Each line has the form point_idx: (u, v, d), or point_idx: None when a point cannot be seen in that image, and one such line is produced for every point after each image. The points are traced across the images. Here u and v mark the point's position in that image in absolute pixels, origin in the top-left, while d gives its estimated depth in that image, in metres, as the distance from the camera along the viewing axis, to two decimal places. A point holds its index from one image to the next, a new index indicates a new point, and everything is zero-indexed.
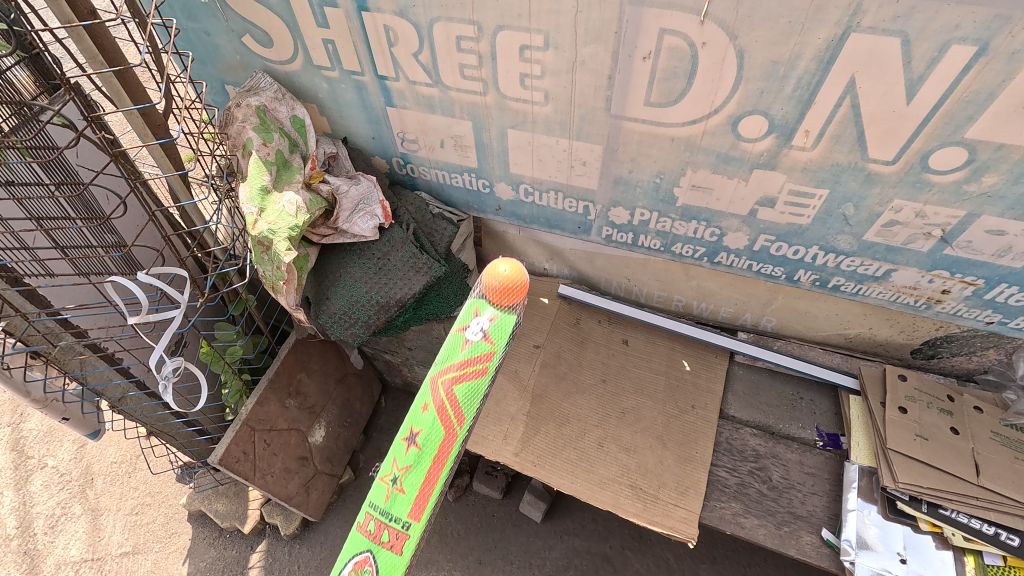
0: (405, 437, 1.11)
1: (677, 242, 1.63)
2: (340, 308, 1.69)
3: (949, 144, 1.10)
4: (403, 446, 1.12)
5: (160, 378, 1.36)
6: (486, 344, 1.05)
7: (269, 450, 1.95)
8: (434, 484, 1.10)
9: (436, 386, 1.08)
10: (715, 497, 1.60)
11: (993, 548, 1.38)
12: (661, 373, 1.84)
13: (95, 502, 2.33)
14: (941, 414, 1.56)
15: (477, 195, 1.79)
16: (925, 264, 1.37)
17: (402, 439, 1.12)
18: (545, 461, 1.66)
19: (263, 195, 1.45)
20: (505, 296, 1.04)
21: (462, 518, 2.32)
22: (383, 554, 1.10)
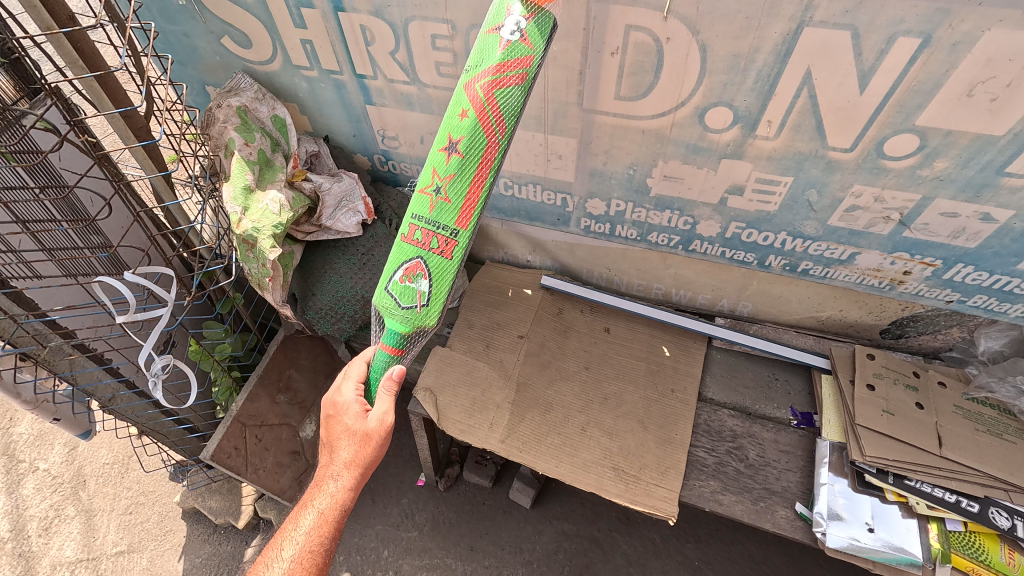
0: (445, 145, 1.26)
1: (653, 232, 1.69)
2: (326, 303, 1.72)
3: (901, 131, 1.15)
4: (443, 153, 1.26)
5: (150, 375, 1.38)
6: (523, 45, 1.14)
7: (261, 446, 1.99)
8: (478, 190, 1.26)
9: (470, 88, 1.20)
10: (694, 476, 1.66)
11: (954, 515, 1.46)
12: (642, 359, 1.89)
13: (88, 504, 2.35)
14: (907, 390, 1.64)
15: None
16: (886, 247, 1.44)
17: (443, 152, 1.27)
18: (531, 447, 1.71)
19: (246, 194, 1.48)
20: None
21: (453, 507, 2.37)
22: (432, 257, 1.30)
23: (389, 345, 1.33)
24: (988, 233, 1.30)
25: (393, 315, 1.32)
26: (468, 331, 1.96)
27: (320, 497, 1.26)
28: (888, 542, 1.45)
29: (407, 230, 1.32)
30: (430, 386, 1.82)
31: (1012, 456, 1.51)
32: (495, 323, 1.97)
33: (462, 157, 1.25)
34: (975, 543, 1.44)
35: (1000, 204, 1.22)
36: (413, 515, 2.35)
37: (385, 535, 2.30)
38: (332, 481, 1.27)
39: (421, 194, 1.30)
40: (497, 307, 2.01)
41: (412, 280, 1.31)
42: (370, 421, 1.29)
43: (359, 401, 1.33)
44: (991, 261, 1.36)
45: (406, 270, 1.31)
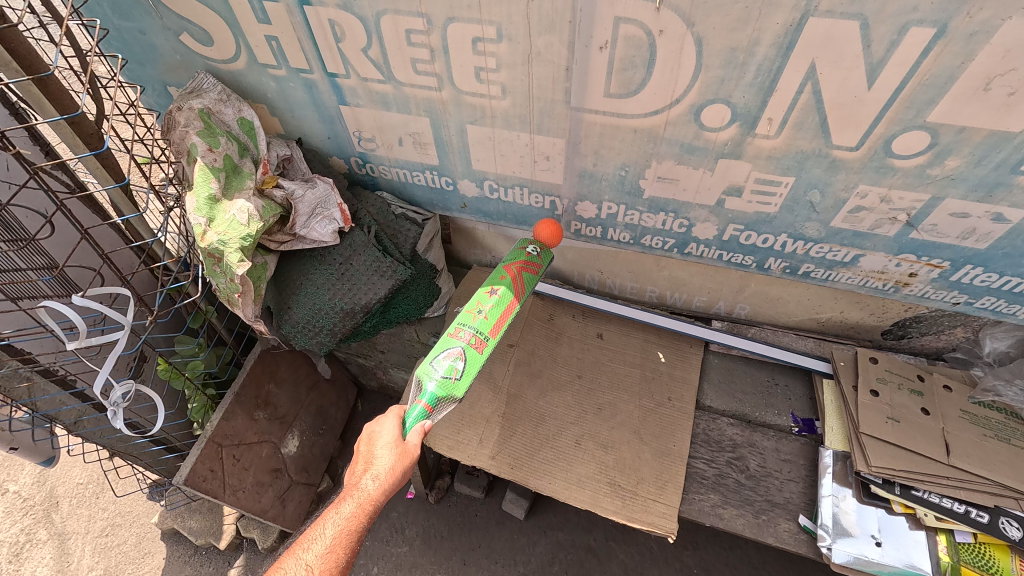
0: (488, 291, 1.40)
1: (646, 235, 1.60)
2: (303, 317, 1.63)
3: (911, 128, 1.08)
4: (488, 295, 1.38)
5: (109, 404, 1.30)
6: (537, 259, 1.47)
7: (240, 466, 1.89)
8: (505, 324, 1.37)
9: (510, 267, 1.44)
10: (693, 489, 1.59)
11: (963, 527, 1.39)
12: (637, 365, 1.81)
13: (62, 527, 2.24)
14: (912, 395, 1.58)
15: (441, 193, 1.73)
16: (892, 248, 1.37)
17: (483, 291, 1.39)
18: (522, 463, 1.63)
19: (211, 204, 1.38)
20: (549, 237, 1.49)
21: (444, 519, 2.29)
22: (469, 348, 1.29)
23: (425, 402, 1.25)
24: (999, 234, 1.23)
25: (428, 386, 1.25)
26: None
27: (360, 486, 1.13)
28: (896, 557, 1.40)
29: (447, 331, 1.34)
30: None
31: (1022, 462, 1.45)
32: None
33: (501, 305, 1.37)
34: (984, 554, 1.39)
35: (1013, 204, 1.15)
36: (403, 529, 2.27)
37: (374, 551, 2.23)
38: (370, 478, 1.14)
39: (466, 309, 1.36)
40: None
41: (449, 363, 1.27)
42: (411, 438, 1.21)
43: (398, 425, 1.24)
44: (1001, 263, 1.30)
45: (444, 354, 1.28)
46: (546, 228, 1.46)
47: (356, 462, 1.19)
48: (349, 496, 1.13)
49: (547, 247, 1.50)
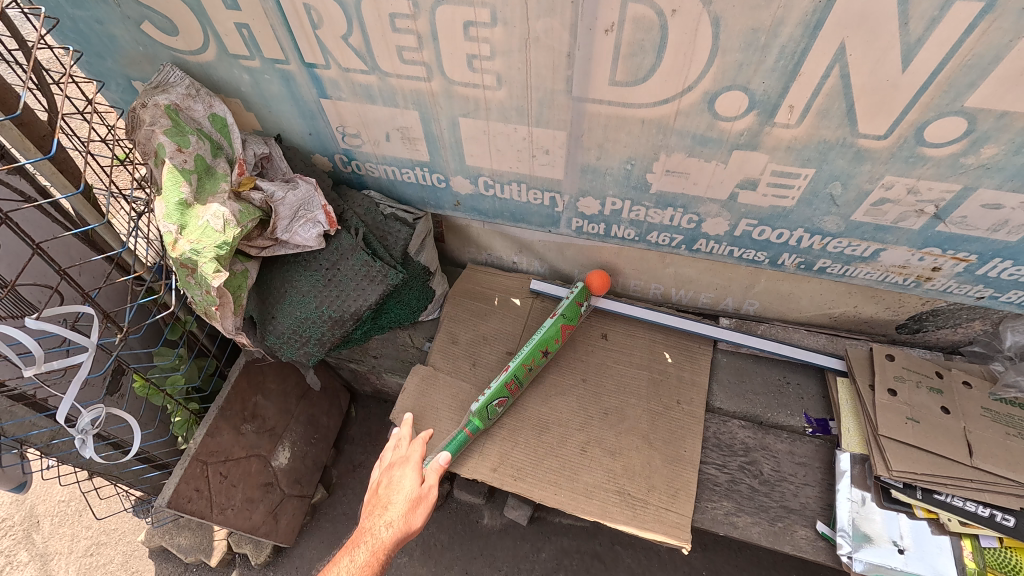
0: (541, 349, 1.62)
1: (652, 231, 1.51)
2: (288, 327, 1.52)
3: (946, 114, 0.99)
4: (541, 354, 1.61)
5: (76, 432, 1.23)
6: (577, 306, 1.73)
7: (227, 483, 1.79)
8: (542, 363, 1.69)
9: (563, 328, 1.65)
10: (706, 497, 1.52)
11: (989, 531, 1.33)
12: (643, 368, 1.73)
13: (43, 547, 2.14)
14: (931, 393, 1.50)
15: (432, 191, 1.62)
16: (916, 242, 1.28)
17: (539, 347, 1.61)
18: (526, 474, 1.54)
19: (182, 210, 1.26)
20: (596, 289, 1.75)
21: (445, 528, 2.22)
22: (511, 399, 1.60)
23: (467, 431, 1.53)
24: None
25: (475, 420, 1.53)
26: (451, 346, 1.78)
27: (381, 527, 1.31)
28: (920, 566, 1.34)
29: (503, 379, 1.56)
30: (411, 411, 1.65)
31: None
32: (481, 337, 1.80)
33: (541, 362, 1.64)
34: (1011, 558, 1.32)
35: None
36: (402, 538, 2.20)
37: None
38: (384, 527, 1.31)
39: (523, 363, 1.58)
40: (482, 317, 1.83)
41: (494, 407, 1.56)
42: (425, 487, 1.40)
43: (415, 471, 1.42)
44: None
45: (497, 403, 1.55)
46: (598, 281, 1.73)
47: (374, 501, 1.39)
48: (363, 544, 1.29)
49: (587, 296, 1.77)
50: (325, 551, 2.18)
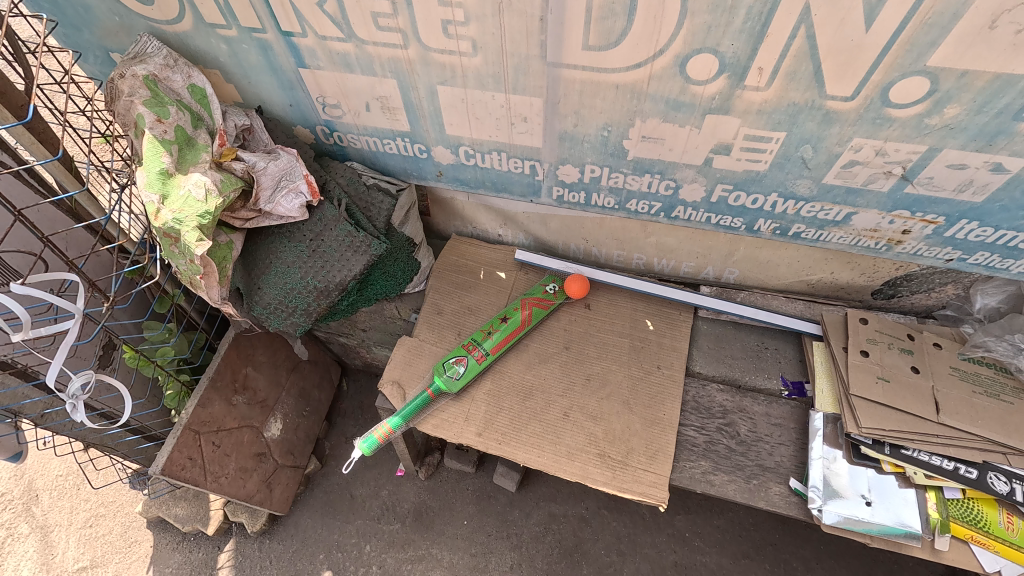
0: (501, 317, 1.73)
1: (631, 199, 1.53)
2: (274, 297, 1.55)
3: (910, 73, 1.01)
4: (500, 321, 1.72)
5: (68, 396, 1.25)
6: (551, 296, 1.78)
7: (220, 452, 1.84)
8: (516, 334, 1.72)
9: (526, 302, 1.75)
10: (684, 457, 1.56)
11: (953, 483, 1.39)
12: (625, 335, 1.76)
13: (43, 519, 2.19)
14: (902, 354, 1.55)
15: (414, 161, 1.63)
16: (885, 205, 1.32)
17: (499, 316, 1.74)
18: (510, 438, 1.59)
19: (164, 179, 1.28)
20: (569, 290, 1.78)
21: (436, 496, 2.28)
22: (472, 358, 1.65)
23: (430, 391, 1.63)
24: (997, 185, 1.18)
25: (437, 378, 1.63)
26: (436, 317, 1.81)
27: None
28: (887, 516, 1.39)
29: (461, 343, 1.71)
30: (397, 379, 1.69)
31: (1010, 417, 1.43)
32: (466, 308, 1.83)
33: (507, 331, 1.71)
34: (972, 507, 1.39)
35: (1014, 152, 1.10)
36: (394, 506, 2.26)
37: (366, 530, 2.21)
38: None
39: (481, 329, 1.72)
40: (466, 289, 1.86)
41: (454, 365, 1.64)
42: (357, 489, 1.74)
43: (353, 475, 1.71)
44: (998, 216, 1.26)
45: (453, 359, 1.65)
46: (576, 283, 1.76)
47: None
48: None
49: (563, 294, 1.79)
50: (319, 520, 2.23)
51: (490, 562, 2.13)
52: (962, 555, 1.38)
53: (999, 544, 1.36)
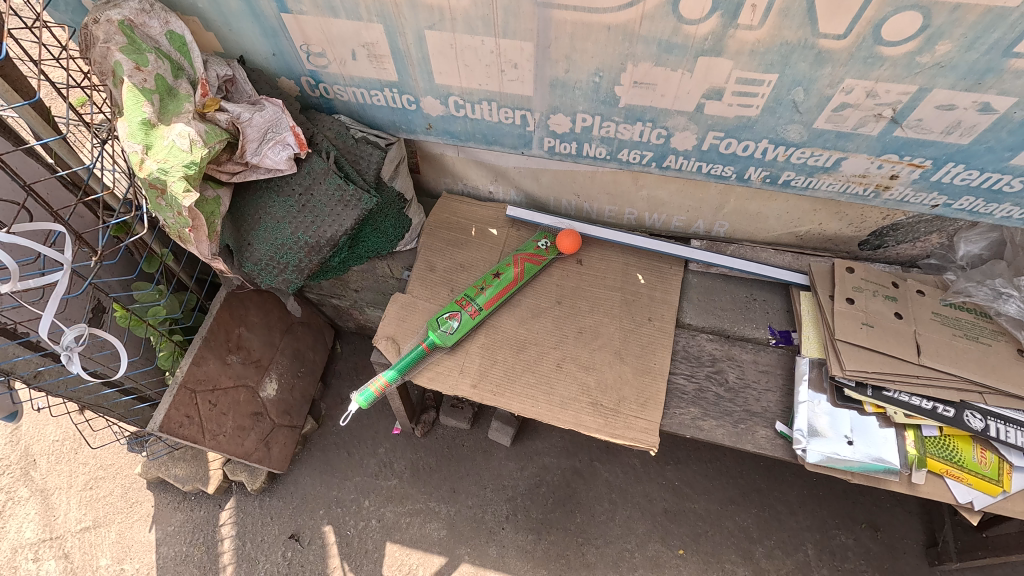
0: (494, 272, 1.73)
1: (623, 149, 1.53)
2: (265, 253, 1.54)
3: (903, 8, 1.00)
4: (492, 276, 1.72)
5: (62, 348, 1.27)
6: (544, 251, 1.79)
7: (217, 410, 1.87)
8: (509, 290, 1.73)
9: (519, 258, 1.75)
10: (674, 404, 1.60)
11: (931, 422, 1.44)
12: (617, 289, 1.77)
13: (43, 483, 2.22)
14: (887, 301, 1.58)
15: (403, 113, 1.61)
16: (875, 149, 1.33)
17: (492, 272, 1.74)
18: (504, 389, 1.61)
19: (146, 129, 1.25)
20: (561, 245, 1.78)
21: (432, 452, 2.32)
22: (465, 313, 1.66)
23: (424, 345, 1.65)
24: (984, 126, 1.20)
25: (431, 332, 1.65)
26: (429, 275, 1.81)
27: None
28: (866, 453, 1.44)
29: (454, 298, 1.71)
30: (392, 335, 1.70)
31: (987, 359, 1.48)
32: (458, 265, 1.83)
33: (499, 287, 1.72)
34: (948, 445, 1.45)
35: (1002, 91, 1.11)
36: (392, 463, 2.30)
37: (364, 486, 2.26)
38: None
39: (474, 284, 1.72)
40: (458, 246, 1.86)
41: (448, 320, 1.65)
42: None
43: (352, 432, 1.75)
44: (983, 158, 1.28)
45: (447, 314, 1.65)
46: (569, 238, 1.77)
47: None
48: None
49: (555, 249, 1.80)
50: (318, 478, 2.28)
51: (486, 514, 2.20)
52: (937, 488, 1.44)
53: (972, 478, 1.42)
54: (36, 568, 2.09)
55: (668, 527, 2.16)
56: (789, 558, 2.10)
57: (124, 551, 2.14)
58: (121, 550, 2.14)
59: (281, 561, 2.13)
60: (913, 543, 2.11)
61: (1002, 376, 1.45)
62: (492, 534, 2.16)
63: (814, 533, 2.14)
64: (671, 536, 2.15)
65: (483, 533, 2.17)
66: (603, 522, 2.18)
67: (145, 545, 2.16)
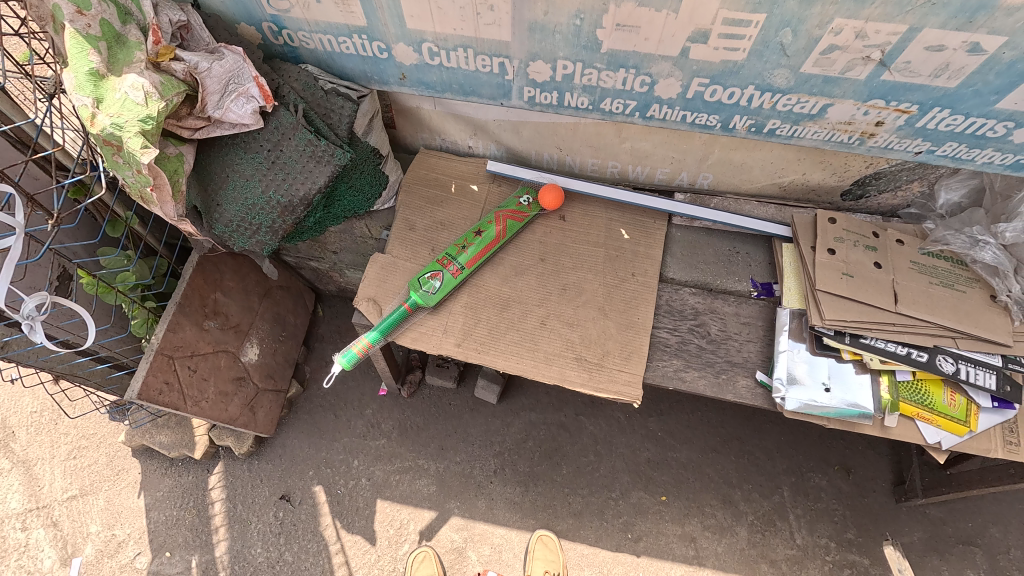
0: (475, 231, 1.70)
1: (606, 98, 1.47)
2: (235, 214, 1.48)
3: None
4: (474, 235, 1.69)
5: (22, 317, 1.28)
6: (525, 208, 1.74)
7: (197, 376, 1.84)
8: (490, 248, 1.69)
9: (500, 215, 1.70)
10: (657, 356, 1.62)
11: (905, 367, 1.47)
12: (600, 244, 1.75)
13: (24, 454, 2.20)
14: (867, 251, 1.58)
15: (374, 63, 1.52)
16: (861, 94, 1.30)
17: (473, 230, 1.70)
18: (489, 347, 1.61)
19: (95, 81, 1.16)
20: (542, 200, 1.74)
21: (419, 411, 2.34)
22: (447, 272, 1.63)
23: (407, 305, 1.62)
24: (972, 68, 1.17)
25: (414, 292, 1.62)
26: (409, 234, 1.76)
27: None
28: (841, 399, 1.48)
29: (436, 258, 1.68)
30: (373, 296, 1.67)
31: (962, 305, 1.50)
32: (439, 223, 1.78)
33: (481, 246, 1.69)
34: (921, 388, 1.50)
35: (992, 30, 1.08)
36: (379, 423, 2.32)
37: (352, 446, 2.28)
38: None
39: (455, 244, 1.69)
40: (438, 204, 1.80)
41: (430, 280, 1.62)
42: None
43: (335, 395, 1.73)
44: (969, 103, 1.26)
45: (429, 274, 1.62)
46: (551, 194, 1.71)
47: None
48: None
49: (537, 204, 1.76)
50: (305, 440, 2.28)
51: (474, 469, 2.24)
52: (908, 429, 1.50)
53: (941, 419, 1.48)
54: (24, 536, 2.10)
55: (650, 476, 2.23)
56: (766, 500, 2.19)
57: (114, 517, 2.15)
58: (111, 516, 2.15)
59: (273, 521, 2.16)
60: (882, 482, 2.21)
61: (975, 321, 1.48)
62: (480, 488, 2.21)
63: (790, 476, 2.23)
64: (653, 484, 2.22)
65: (472, 487, 2.22)
66: (588, 473, 2.24)
67: (135, 511, 2.16)
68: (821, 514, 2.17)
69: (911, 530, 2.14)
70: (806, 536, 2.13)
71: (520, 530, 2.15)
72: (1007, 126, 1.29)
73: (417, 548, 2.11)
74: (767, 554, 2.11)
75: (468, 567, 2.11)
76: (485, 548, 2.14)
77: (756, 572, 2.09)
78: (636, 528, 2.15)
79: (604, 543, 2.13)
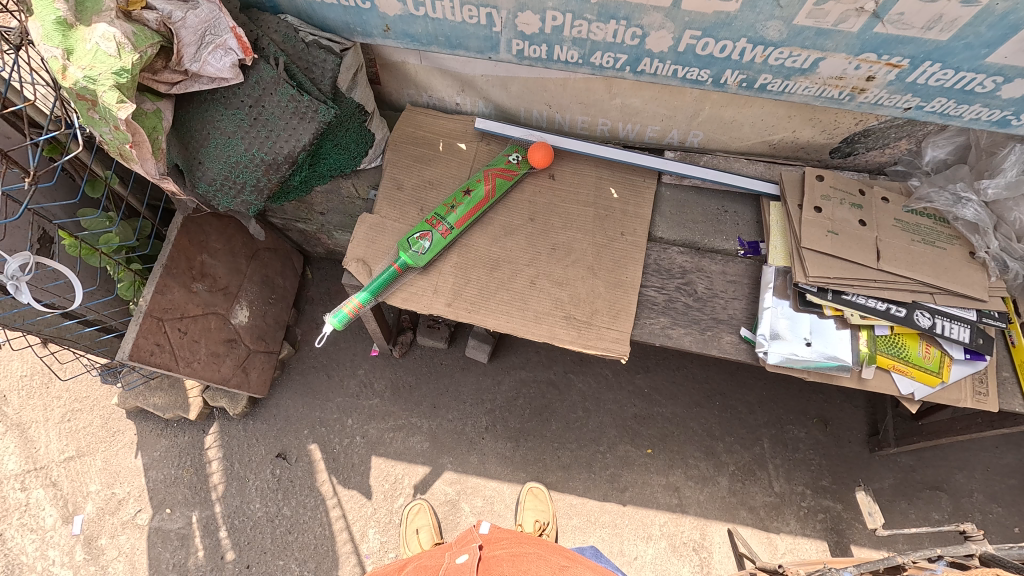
0: (464, 190, 1.68)
1: (596, 51, 1.44)
2: (218, 172, 1.45)
3: None
4: (463, 194, 1.67)
5: (6, 277, 1.33)
6: (514, 166, 1.72)
7: (187, 338, 1.85)
8: (479, 208, 1.68)
9: (489, 174, 1.69)
10: (645, 314, 1.65)
11: (883, 322, 1.52)
12: (590, 204, 1.74)
13: (18, 418, 2.21)
14: (853, 209, 1.60)
15: (357, 14, 1.46)
16: (854, 48, 1.29)
17: (461, 190, 1.69)
18: (479, 306, 1.62)
19: (63, 31, 1.10)
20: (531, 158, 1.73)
21: (411, 371, 2.38)
22: (436, 233, 1.63)
23: (396, 266, 1.62)
24: (965, 21, 1.17)
25: (404, 253, 1.61)
26: (397, 194, 1.74)
27: None
28: (820, 353, 1.52)
29: (425, 217, 1.67)
30: (362, 257, 1.67)
31: (941, 261, 1.54)
32: (427, 182, 1.76)
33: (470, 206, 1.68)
34: (897, 342, 1.55)
35: None
36: (372, 383, 2.35)
37: (346, 406, 2.32)
38: None
39: (444, 203, 1.67)
40: (426, 162, 1.78)
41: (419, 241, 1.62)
42: None
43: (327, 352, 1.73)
44: (960, 57, 1.25)
45: (418, 234, 1.61)
46: (541, 153, 1.69)
47: None
48: None
49: (525, 164, 1.73)
50: (299, 400, 2.32)
51: (466, 426, 2.30)
52: (884, 381, 1.55)
53: (915, 370, 1.53)
54: (24, 496, 2.14)
55: (637, 430, 2.31)
56: (747, 451, 2.28)
57: (112, 476, 2.19)
58: (110, 476, 2.19)
59: (270, 477, 2.21)
60: (858, 433, 2.31)
61: (953, 277, 1.53)
62: (472, 444, 2.28)
63: (770, 429, 2.32)
64: (640, 437, 2.30)
65: (464, 443, 2.28)
66: (577, 427, 2.31)
67: (134, 470, 2.20)
68: (798, 464, 2.27)
69: (883, 477, 2.25)
70: (784, 485, 2.24)
71: (511, 483, 2.23)
72: (995, 80, 1.29)
73: (412, 501, 2.18)
74: (747, 501, 2.22)
75: (461, 518, 2.19)
76: (477, 500, 2.22)
77: (736, 518, 2.20)
78: (623, 479, 2.24)
79: (592, 494, 2.22)
